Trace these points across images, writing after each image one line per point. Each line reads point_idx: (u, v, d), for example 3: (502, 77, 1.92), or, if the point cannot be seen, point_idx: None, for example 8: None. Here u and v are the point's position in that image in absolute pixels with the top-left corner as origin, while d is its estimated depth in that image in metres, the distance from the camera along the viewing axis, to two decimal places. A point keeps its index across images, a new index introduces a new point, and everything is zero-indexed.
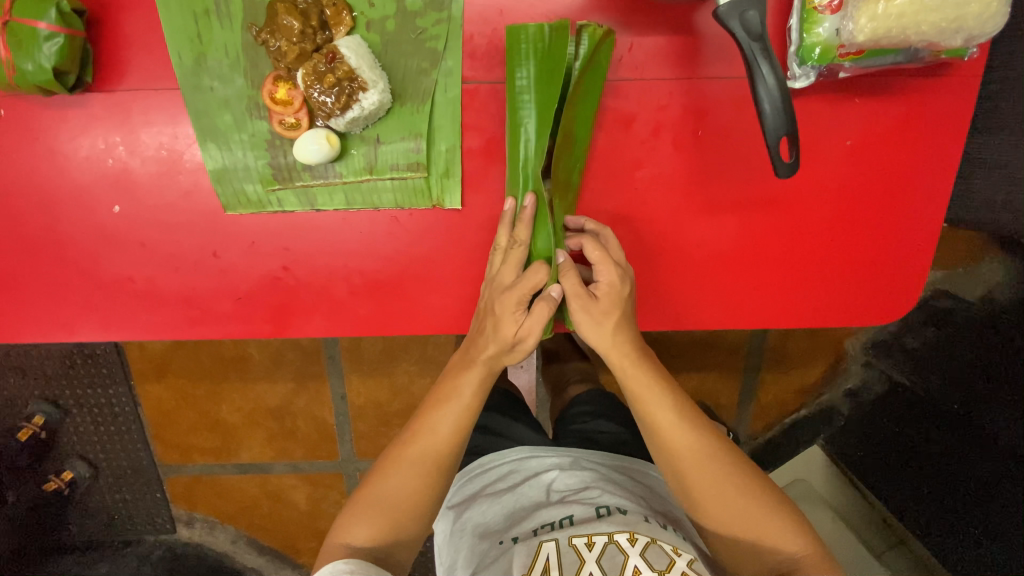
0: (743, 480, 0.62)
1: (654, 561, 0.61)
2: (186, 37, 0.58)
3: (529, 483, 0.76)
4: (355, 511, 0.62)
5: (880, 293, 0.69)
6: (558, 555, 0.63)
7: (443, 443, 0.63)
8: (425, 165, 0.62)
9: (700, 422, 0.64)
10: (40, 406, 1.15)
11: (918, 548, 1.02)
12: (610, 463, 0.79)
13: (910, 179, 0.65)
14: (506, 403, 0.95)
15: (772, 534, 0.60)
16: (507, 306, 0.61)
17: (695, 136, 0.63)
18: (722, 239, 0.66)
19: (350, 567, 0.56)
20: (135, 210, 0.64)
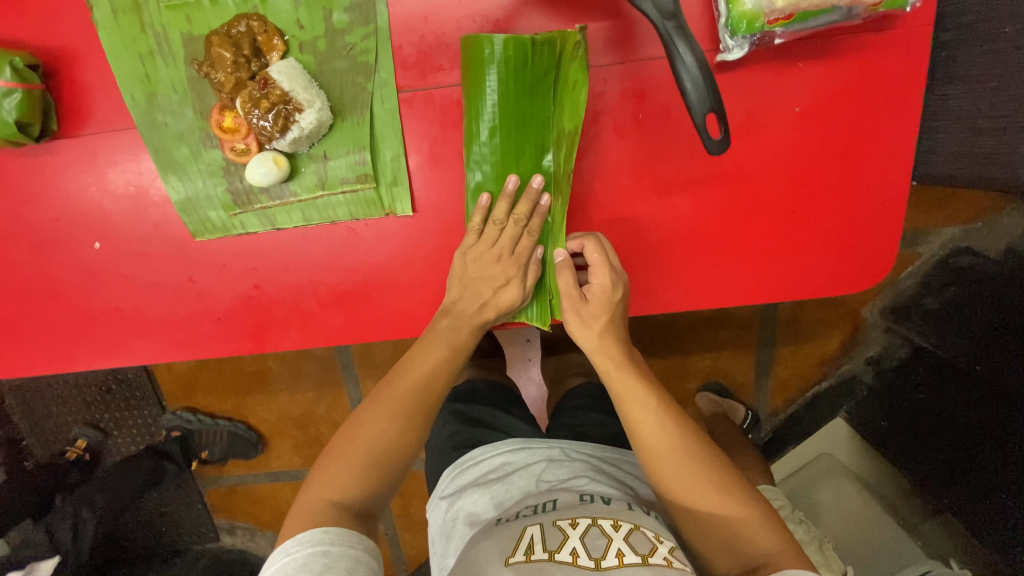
0: (720, 473, 0.59)
1: (637, 544, 0.57)
2: (136, 78, 0.61)
3: (519, 473, 0.72)
4: (333, 468, 0.60)
5: (856, 259, 0.66)
6: (542, 534, 0.59)
7: (426, 382, 0.65)
8: (373, 175, 0.64)
9: (675, 415, 0.62)
10: (84, 429, 1.24)
11: (949, 519, 0.98)
12: (603, 454, 0.76)
13: (869, 140, 0.63)
14: (499, 398, 0.95)
15: (746, 530, 0.56)
16: (484, 272, 0.65)
17: (636, 119, 0.62)
18: (677, 220, 0.65)
19: (329, 537, 0.54)
20: (113, 245, 0.68)
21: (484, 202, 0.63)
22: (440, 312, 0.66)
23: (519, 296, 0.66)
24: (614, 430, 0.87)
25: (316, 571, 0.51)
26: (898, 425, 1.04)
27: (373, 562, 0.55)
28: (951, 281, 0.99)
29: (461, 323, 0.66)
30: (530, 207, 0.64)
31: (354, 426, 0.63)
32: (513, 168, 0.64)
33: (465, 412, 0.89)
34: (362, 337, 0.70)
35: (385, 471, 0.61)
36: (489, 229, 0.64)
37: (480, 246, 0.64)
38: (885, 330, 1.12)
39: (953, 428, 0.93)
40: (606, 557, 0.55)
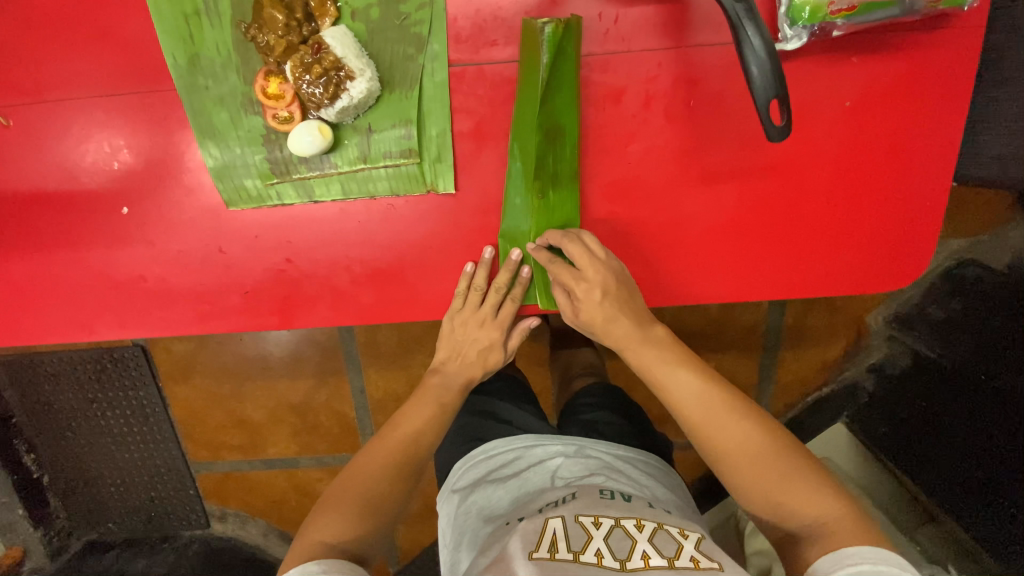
0: (761, 445, 0.59)
1: (663, 546, 0.54)
2: (179, 37, 0.60)
3: (534, 469, 0.71)
4: (331, 511, 0.61)
5: (893, 258, 0.67)
6: (565, 530, 0.56)
7: (418, 435, 0.68)
8: (417, 150, 0.63)
9: (715, 399, 0.60)
10: (77, 438, 1.23)
11: (947, 524, 0.96)
12: (619, 452, 0.73)
13: (915, 138, 0.63)
14: (512, 392, 0.89)
15: (793, 500, 0.56)
16: (470, 332, 0.70)
17: (687, 106, 0.62)
18: (720, 210, 0.65)
19: (322, 568, 0.54)
20: (142, 211, 0.66)
21: (468, 270, 0.67)
22: (429, 371, 0.73)
23: (503, 356, 0.74)
24: (630, 429, 0.81)
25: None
26: (904, 436, 1.02)
27: None
28: (958, 292, 0.98)
29: (449, 381, 0.72)
30: (511, 275, 0.68)
31: (351, 474, 0.64)
32: (558, 149, 0.62)
33: (475, 404, 0.84)
34: (393, 317, 0.69)
35: (382, 520, 0.62)
36: (472, 296, 0.67)
37: (466, 312, 0.68)
38: (887, 338, 1.11)
39: (952, 438, 0.93)
40: (631, 559, 0.53)
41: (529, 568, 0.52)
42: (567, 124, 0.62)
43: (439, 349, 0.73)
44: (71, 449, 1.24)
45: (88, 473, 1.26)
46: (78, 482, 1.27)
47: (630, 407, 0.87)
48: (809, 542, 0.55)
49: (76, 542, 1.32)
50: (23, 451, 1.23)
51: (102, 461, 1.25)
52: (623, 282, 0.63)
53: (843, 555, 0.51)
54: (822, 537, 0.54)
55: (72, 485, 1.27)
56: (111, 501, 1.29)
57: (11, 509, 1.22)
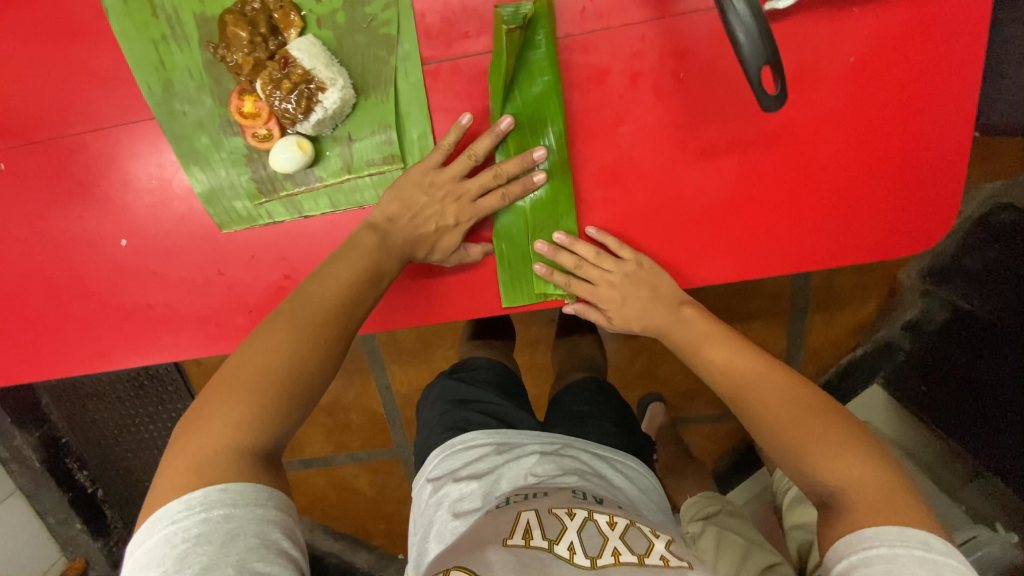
0: (793, 401, 0.54)
1: (634, 543, 0.50)
2: (151, 66, 0.59)
3: (508, 465, 0.62)
4: (219, 403, 0.47)
5: (917, 216, 0.62)
6: (539, 519, 0.52)
7: (336, 301, 0.55)
8: (400, 155, 0.61)
9: (744, 367, 0.58)
10: (121, 454, 1.20)
11: (990, 480, 0.90)
12: (597, 451, 0.67)
13: (929, 86, 0.58)
14: (501, 384, 0.80)
15: (817, 460, 0.50)
16: (438, 188, 0.60)
17: (676, 79, 0.58)
18: (721, 185, 0.62)
19: (228, 494, 0.42)
20: (140, 241, 0.67)
21: (463, 121, 0.58)
22: (367, 226, 0.59)
23: (458, 244, 0.62)
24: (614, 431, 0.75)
25: (218, 543, 0.40)
26: (940, 390, 0.95)
27: (285, 519, 0.44)
28: (995, 238, 0.88)
29: (391, 244, 0.59)
30: (521, 170, 0.60)
31: (255, 345, 0.51)
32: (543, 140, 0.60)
33: (458, 393, 0.75)
34: (395, 325, 0.68)
35: (293, 406, 0.49)
36: (461, 159, 0.60)
37: (443, 173, 0.60)
38: (922, 294, 1.01)
39: (986, 391, 0.88)
40: (603, 555, 0.48)
41: (502, 556, 0.48)
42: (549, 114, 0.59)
43: (388, 201, 0.60)
44: (121, 463, 1.21)
45: (137, 486, 1.24)
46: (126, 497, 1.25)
47: (623, 411, 0.81)
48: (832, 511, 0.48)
49: None
50: (75, 468, 1.19)
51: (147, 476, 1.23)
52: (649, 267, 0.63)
53: (859, 537, 0.45)
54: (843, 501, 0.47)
55: (121, 500, 1.25)
56: None
57: (70, 523, 1.20)
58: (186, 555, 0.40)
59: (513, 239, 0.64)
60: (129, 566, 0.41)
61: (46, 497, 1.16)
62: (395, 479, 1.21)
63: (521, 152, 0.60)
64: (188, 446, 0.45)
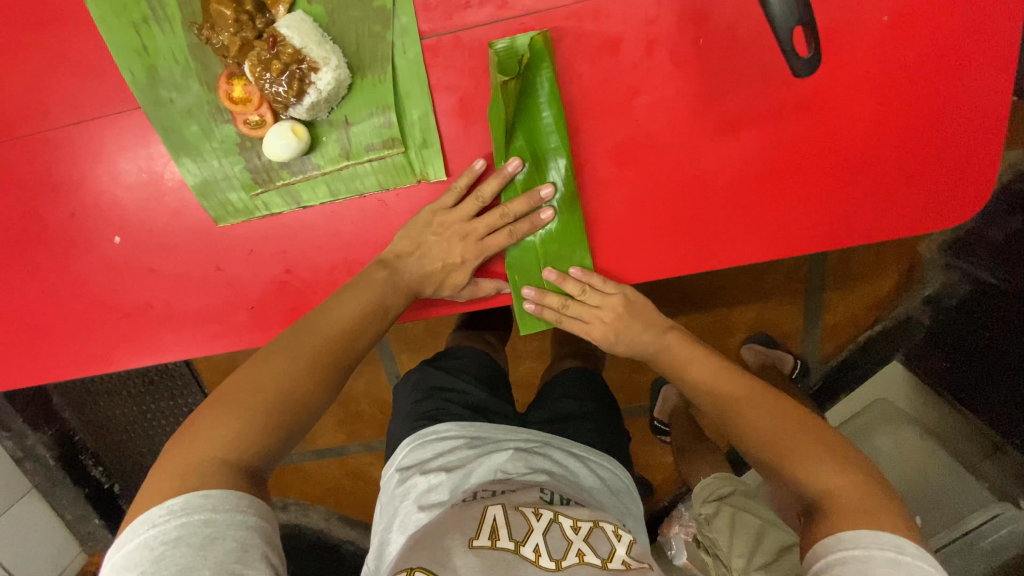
0: (776, 415, 0.54)
1: (599, 545, 0.49)
2: (133, 51, 0.56)
3: (479, 460, 0.59)
4: (223, 414, 0.46)
5: (957, 184, 0.57)
6: (505, 517, 0.50)
7: (346, 331, 0.54)
8: (401, 138, 0.57)
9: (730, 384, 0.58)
10: (134, 450, 1.19)
11: (1012, 454, 0.86)
12: (573, 450, 0.64)
13: (973, 43, 0.53)
14: (483, 373, 0.76)
15: (799, 470, 0.50)
16: (446, 231, 0.59)
17: (695, 46, 0.54)
18: (745, 158, 0.57)
19: (208, 501, 0.40)
20: (134, 238, 0.64)
21: (477, 168, 0.57)
22: (379, 262, 0.58)
23: (466, 280, 0.61)
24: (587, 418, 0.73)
25: (196, 546, 0.38)
26: (963, 367, 0.91)
27: (268, 525, 0.42)
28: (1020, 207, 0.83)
29: (401, 281, 0.58)
30: (528, 209, 0.59)
31: (260, 366, 0.49)
32: (551, 117, 0.56)
33: (436, 380, 0.71)
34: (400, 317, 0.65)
35: (291, 427, 0.48)
36: (468, 202, 0.58)
37: (452, 215, 0.58)
38: (944, 267, 0.96)
39: (1004, 371, 0.84)
40: (567, 557, 0.47)
41: (466, 559, 0.46)
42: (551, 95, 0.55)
43: (399, 239, 0.59)
44: (135, 459, 1.20)
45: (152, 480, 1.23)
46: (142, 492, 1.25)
47: (607, 404, 0.78)
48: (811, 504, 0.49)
49: None
50: (89, 466, 1.18)
51: None
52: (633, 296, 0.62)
53: (837, 536, 0.45)
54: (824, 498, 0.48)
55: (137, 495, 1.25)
56: None
57: (87, 520, 1.20)
58: (163, 557, 0.38)
59: (525, 272, 0.62)
60: (111, 569, 0.39)
61: (63, 494, 1.16)
62: None
63: (528, 190, 0.58)
64: (178, 451, 0.43)
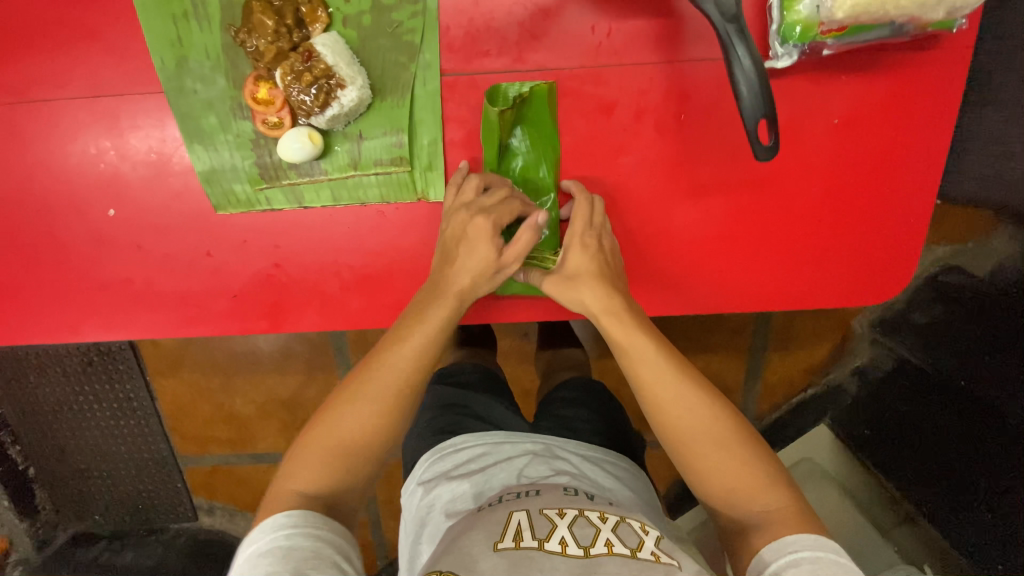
0: (721, 428, 0.57)
1: (626, 537, 0.50)
2: (167, 40, 0.59)
3: (500, 465, 0.63)
4: (303, 457, 0.57)
5: (878, 270, 0.67)
6: (529, 521, 0.51)
7: (406, 371, 0.60)
8: (408, 159, 0.63)
9: (687, 381, 0.58)
10: (58, 431, 1.12)
11: (924, 527, 0.92)
12: (586, 453, 0.67)
13: (902, 156, 0.64)
14: (493, 390, 0.81)
15: (745, 483, 0.55)
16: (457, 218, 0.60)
17: (678, 120, 0.62)
18: (709, 222, 0.66)
19: (290, 521, 0.51)
20: (128, 213, 0.65)
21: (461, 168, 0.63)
22: (428, 286, 0.61)
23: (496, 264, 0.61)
24: (590, 422, 0.77)
25: (279, 554, 0.49)
26: (884, 434, 1.00)
27: (339, 540, 0.52)
28: (941, 298, 0.94)
29: (444, 286, 0.61)
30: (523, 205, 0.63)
31: (328, 414, 0.58)
32: (546, 160, 0.64)
33: (450, 398, 0.77)
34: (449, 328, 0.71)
35: (355, 468, 0.58)
36: (467, 189, 0.61)
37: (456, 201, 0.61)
38: (872, 343, 1.08)
39: (930, 444, 0.90)
40: (595, 545, 0.48)
41: (492, 561, 0.47)
42: (544, 137, 0.63)
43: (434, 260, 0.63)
44: (58, 442, 1.13)
45: (71, 465, 1.16)
46: (56, 478, 1.17)
47: (614, 412, 0.81)
48: (755, 526, 0.54)
49: (62, 534, 1.22)
50: (8, 443, 1.12)
51: (82, 456, 1.15)
52: (608, 232, 0.63)
53: (787, 543, 0.51)
54: (770, 522, 0.53)
55: (52, 479, 1.17)
56: (92, 494, 1.19)
57: None
58: (259, 564, 0.49)
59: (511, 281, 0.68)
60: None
61: None
62: None
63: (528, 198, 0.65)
64: (272, 496, 0.56)
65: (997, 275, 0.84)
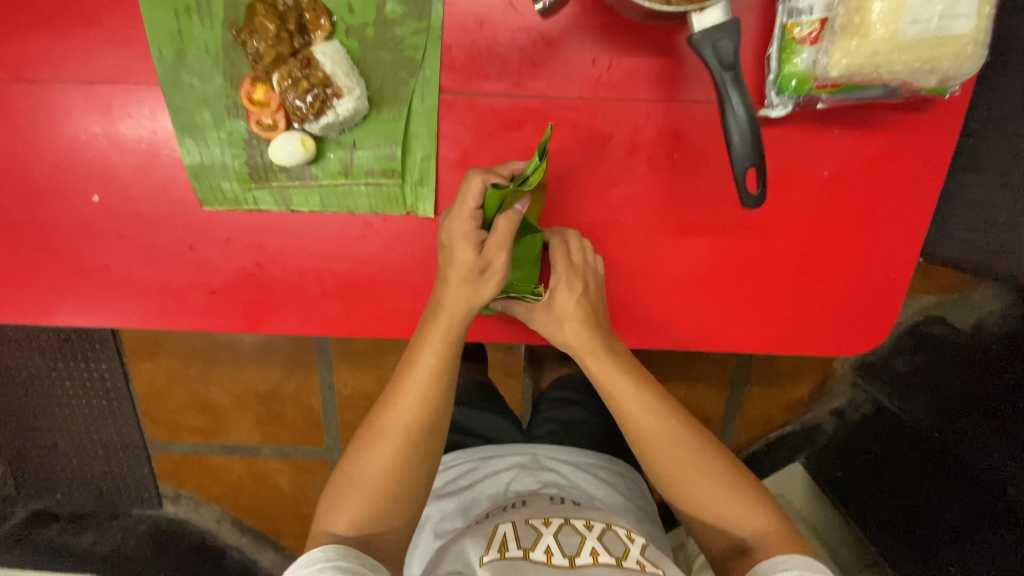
0: (704, 457, 0.56)
1: (611, 545, 0.52)
2: (167, 33, 0.59)
3: (488, 479, 0.67)
4: (342, 494, 0.55)
5: (857, 321, 0.68)
6: (515, 532, 0.55)
7: (426, 388, 0.57)
8: (400, 172, 0.62)
9: (668, 411, 0.58)
10: (26, 406, 1.10)
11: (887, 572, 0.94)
12: (577, 461, 0.70)
13: (887, 212, 0.65)
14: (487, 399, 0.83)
15: (734, 509, 0.55)
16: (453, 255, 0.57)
17: (671, 157, 0.63)
18: (694, 260, 0.66)
19: (327, 555, 0.50)
20: (112, 200, 0.64)
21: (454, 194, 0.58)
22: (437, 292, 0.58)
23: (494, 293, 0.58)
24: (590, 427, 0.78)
25: None
26: (854, 476, 1.00)
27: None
28: (919, 348, 0.93)
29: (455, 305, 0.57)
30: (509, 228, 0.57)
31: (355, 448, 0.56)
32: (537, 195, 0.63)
33: None
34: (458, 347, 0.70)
35: (383, 500, 0.55)
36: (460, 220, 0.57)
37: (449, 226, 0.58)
38: (852, 386, 1.07)
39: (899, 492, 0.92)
40: (579, 555, 0.51)
41: None
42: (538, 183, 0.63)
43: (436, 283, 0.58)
44: (24, 418, 1.11)
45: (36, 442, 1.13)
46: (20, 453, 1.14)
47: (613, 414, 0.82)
48: (744, 551, 0.54)
49: (21, 510, 1.18)
50: None
51: (48, 433, 1.13)
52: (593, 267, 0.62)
53: (776, 563, 0.51)
54: (760, 547, 0.53)
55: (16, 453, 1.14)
56: (56, 472, 1.17)
57: None
58: None
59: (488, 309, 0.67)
60: None
61: None
62: (317, 480, 1.17)
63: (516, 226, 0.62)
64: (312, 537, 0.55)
65: (978, 331, 0.83)
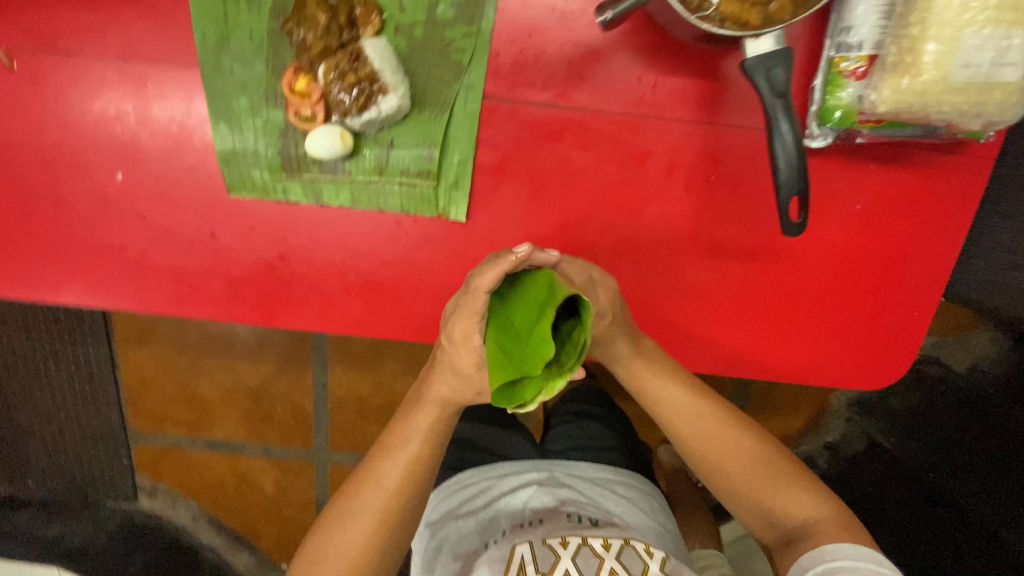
0: (748, 453, 0.63)
1: (630, 565, 0.53)
2: (213, 17, 0.59)
3: (506, 497, 0.66)
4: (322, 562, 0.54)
5: (877, 356, 0.68)
6: (532, 553, 0.54)
7: (421, 452, 0.59)
8: (436, 173, 0.62)
9: (710, 412, 0.65)
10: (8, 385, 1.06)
11: None
12: (595, 477, 0.69)
13: (914, 250, 0.66)
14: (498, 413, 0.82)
15: (783, 500, 0.61)
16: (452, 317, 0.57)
17: (707, 180, 0.63)
18: (721, 284, 0.66)
19: None
20: (136, 180, 0.63)
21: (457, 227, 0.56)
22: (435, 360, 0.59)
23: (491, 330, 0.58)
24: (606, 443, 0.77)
25: None
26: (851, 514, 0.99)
27: None
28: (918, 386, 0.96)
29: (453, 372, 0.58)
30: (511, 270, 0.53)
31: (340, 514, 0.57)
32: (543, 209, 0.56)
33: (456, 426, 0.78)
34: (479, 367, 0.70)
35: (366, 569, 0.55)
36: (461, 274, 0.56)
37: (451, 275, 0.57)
38: (847, 420, 1.07)
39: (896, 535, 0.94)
40: None
41: None
42: None
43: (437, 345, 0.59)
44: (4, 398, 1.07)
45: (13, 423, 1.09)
46: None
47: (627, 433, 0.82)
48: (795, 539, 0.59)
49: None
50: None
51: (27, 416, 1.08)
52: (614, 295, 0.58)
53: (824, 551, 0.55)
54: (809, 536, 0.58)
55: None
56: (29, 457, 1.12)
57: None
58: None
59: None
60: None
61: None
62: (301, 483, 1.13)
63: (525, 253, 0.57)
64: None
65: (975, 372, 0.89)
